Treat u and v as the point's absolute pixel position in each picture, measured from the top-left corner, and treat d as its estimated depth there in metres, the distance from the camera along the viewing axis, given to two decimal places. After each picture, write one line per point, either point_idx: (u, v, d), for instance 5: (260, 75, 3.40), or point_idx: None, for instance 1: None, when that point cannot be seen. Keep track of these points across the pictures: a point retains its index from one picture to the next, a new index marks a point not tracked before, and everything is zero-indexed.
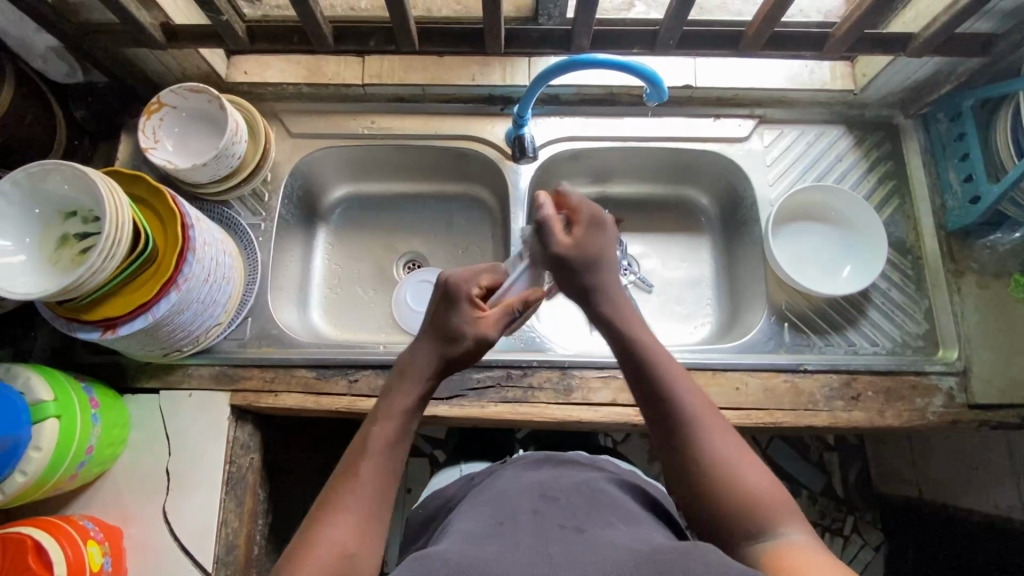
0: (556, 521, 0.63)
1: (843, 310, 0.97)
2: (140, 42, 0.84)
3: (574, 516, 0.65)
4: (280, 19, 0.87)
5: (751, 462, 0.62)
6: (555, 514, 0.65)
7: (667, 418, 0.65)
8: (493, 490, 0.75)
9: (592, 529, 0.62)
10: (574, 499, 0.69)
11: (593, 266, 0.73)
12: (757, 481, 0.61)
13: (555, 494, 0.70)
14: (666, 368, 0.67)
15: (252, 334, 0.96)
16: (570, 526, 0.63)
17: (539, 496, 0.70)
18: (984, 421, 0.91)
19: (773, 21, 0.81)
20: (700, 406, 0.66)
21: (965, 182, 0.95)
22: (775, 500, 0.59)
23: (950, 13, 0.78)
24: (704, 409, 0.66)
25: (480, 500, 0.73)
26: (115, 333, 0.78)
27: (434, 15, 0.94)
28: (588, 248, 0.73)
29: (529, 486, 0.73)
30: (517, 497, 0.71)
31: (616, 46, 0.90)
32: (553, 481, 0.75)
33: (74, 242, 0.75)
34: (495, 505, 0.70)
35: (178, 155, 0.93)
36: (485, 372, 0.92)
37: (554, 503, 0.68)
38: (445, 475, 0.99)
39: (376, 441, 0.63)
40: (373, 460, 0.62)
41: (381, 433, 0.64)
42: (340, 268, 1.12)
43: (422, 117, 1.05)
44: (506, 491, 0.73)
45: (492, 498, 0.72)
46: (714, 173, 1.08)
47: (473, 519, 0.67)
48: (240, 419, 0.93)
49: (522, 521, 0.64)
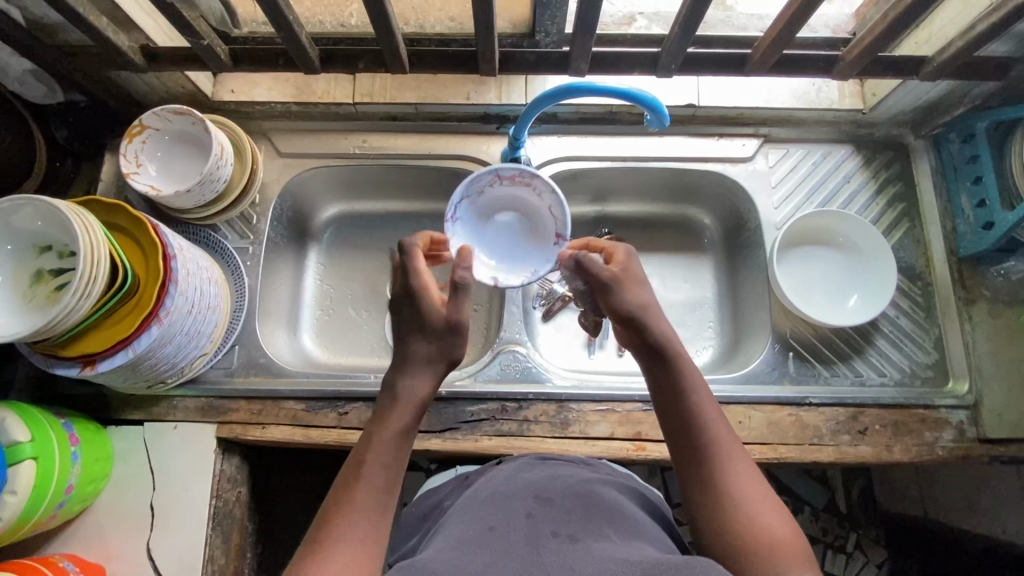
0: (550, 528, 0.60)
1: (850, 339, 0.94)
2: (119, 65, 0.81)
3: (570, 519, 0.62)
4: (262, 39, 0.83)
5: (774, 505, 0.60)
6: (551, 519, 0.62)
7: (693, 445, 0.63)
8: (482, 488, 0.71)
9: (586, 537, 0.59)
10: (568, 500, 0.66)
11: (635, 290, 0.70)
12: (778, 524, 0.58)
13: (549, 495, 0.66)
14: (700, 405, 0.65)
15: (239, 362, 0.93)
16: (564, 533, 0.59)
17: (533, 496, 0.66)
18: (996, 456, 0.87)
19: (780, 44, 0.78)
20: (728, 439, 0.64)
21: (977, 207, 0.92)
22: (792, 548, 0.57)
23: (966, 38, 0.75)
24: (732, 443, 0.63)
25: (474, 497, 0.69)
26: (94, 369, 0.75)
27: (427, 31, 0.90)
28: (623, 275, 0.71)
29: (526, 485, 0.70)
30: (509, 496, 0.67)
31: (616, 69, 0.87)
32: (548, 480, 0.71)
33: (49, 278, 0.72)
34: (489, 503, 0.66)
35: (161, 180, 0.90)
36: (480, 405, 0.89)
37: (548, 505, 0.64)
38: (442, 477, 0.91)
39: (363, 481, 0.60)
40: (358, 504, 0.58)
41: (369, 470, 0.60)
42: (332, 289, 1.08)
43: (416, 136, 1.02)
44: (496, 492, 0.69)
45: (483, 497, 0.68)
46: (717, 193, 1.04)
47: (465, 519, 0.63)
48: (227, 451, 0.90)
49: (515, 524, 0.61)
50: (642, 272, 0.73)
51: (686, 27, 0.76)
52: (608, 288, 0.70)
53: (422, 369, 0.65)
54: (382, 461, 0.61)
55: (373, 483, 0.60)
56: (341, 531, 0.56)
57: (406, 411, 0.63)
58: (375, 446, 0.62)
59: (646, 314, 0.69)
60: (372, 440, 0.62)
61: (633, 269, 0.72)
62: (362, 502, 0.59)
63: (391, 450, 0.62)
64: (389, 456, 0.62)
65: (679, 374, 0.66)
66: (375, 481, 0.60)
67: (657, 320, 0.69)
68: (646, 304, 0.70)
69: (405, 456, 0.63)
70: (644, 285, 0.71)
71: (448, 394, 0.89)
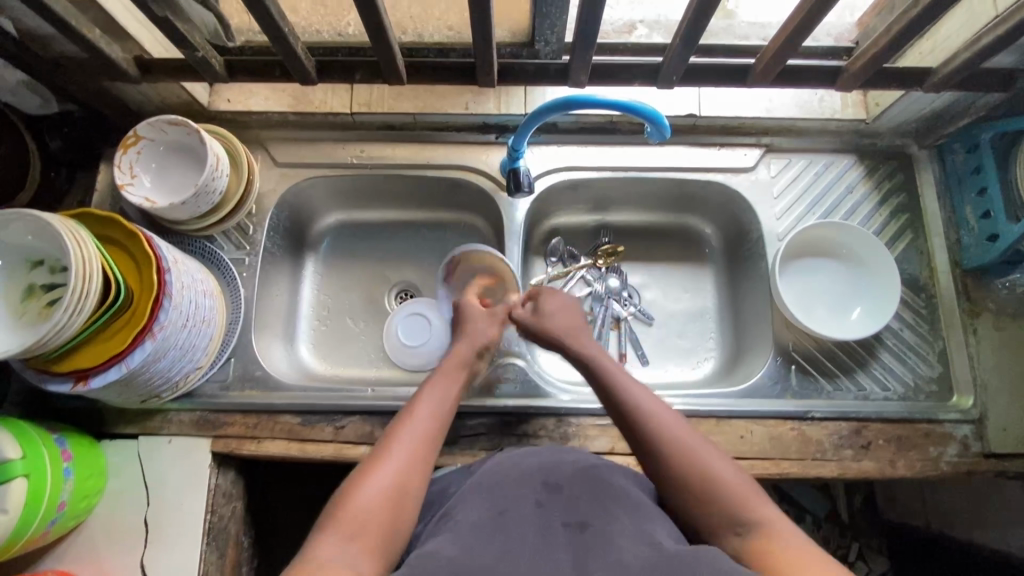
0: (561, 519, 0.59)
1: (854, 352, 0.92)
2: (113, 77, 0.80)
3: (582, 507, 0.60)
4: (260, 48, 0.81)
5: (724, 458, 0.66)
6: (561, 508, 0.60)
7: (639, 428, 0.70)
8: (489, 465, 0.68)
9: (597, 524, 0.58)
10: (577, 484, 0.63)
11: (564, 318, 0.86)
12: (733, 472, 0.64)
13: (558, 480, 0.64)
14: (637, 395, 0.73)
15: (235, 375, 0.92)
16: (576, 523, 0.58)
17: (539, 483, 0.63)
18: (1001, 471, 0.86)
19: (783, 56, 0.77)
20: (667, 412, 0.71)
21: (981, 219, 0.90)
22: (747, 490, 0.62)
23: (973, 48, 0.74)
24: (672, 419, 0.70)
25: (480, 477, 0.66)
26: (86, 385, 0.74)
27: (425, 40, 0.87)
28: (547, 308, 0.87)
29: (532, 464, 0.67)
30: (516, 480, 0.64)
31: (615, 80, 0.87)
32: (554, 459, 0.68)
33: (40, 293, 0.71)
34: (493, 489, 0.63)
35: (156, 191, 0.88)
36: (479, 419, 0.88)
37: (557, 492, 0.62)
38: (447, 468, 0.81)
39: (413, 426, 0.69)
40: (408, 444, 0.67)
41: (418, 419, 0.70)
42: (330, 299, 1.07)
43: (414, 146, 1.01)
44: (501, 470, 0.67)
45: (488, 477, 0.65)
46: (718, 203, 1.03)
47: (473, 502, 0.61)
48: (222, 466, 0.89)
49: (524, 517, 0.59)
50: (568, 302, 0.88)
51: (687, 39, 0.75)
52: (534, 318, 0.86)
53: (465, 337, 0.83)
54: (429, 413, 0.71)
55: (419, 430, 0.68)
56: (391, 460, 0.64)
57: (455, 369, 0.78)
58: (424, 401, 0.72)
59: (574, 335, 0.84)
60: (422, 398, 0.73)
61: (561, 301, 0.88)
62: (410, 442, 0.67)
63: (438, 400, 0.73)
64: (436, 408, 0.72)
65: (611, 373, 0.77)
66: (422, 427, 0.69)
67: (583, 338, 0.84)
68: (572, 327, 0.85)
69: (450, 411, 0.73)
70: (572, 311, 0.88)
71: None
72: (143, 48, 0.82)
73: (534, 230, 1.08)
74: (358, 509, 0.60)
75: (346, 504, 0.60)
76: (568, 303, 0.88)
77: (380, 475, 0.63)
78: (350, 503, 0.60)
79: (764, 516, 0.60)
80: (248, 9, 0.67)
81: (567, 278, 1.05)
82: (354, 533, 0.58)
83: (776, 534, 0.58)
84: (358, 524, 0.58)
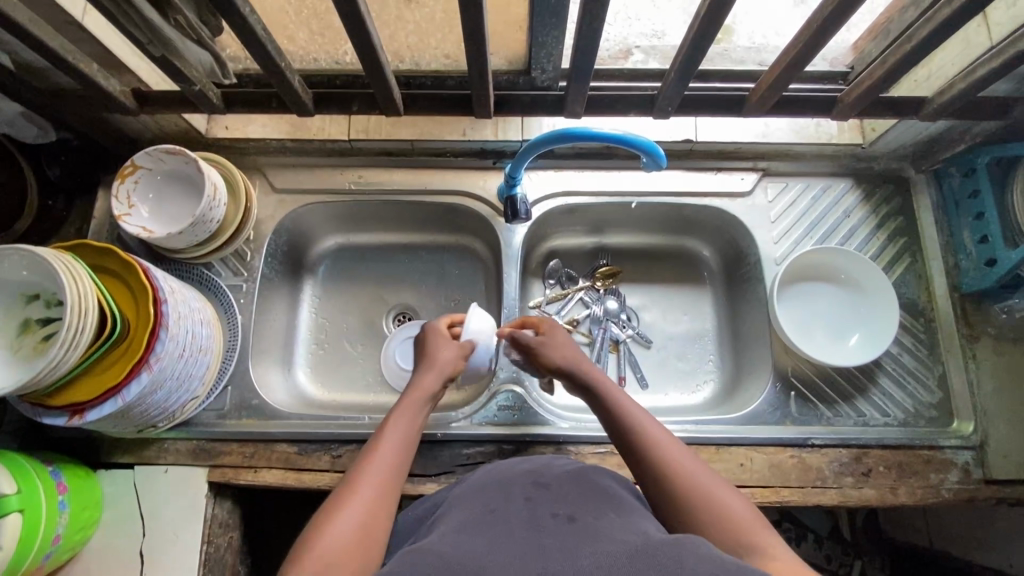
0: (549, 510, 0.55)
1: (852, 377, 0.92)
2: (110, 109, 0.81)
3: (570, 503, 0.56)
4: (257, 78, 0.83)
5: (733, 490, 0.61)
6: (550, 504, 0.56)
7: (641, 451, 0.66)
8: (478, 477, 0.66)
9: (586, 517, 0.54)
10: (566, 484, 0.60)
11: (557, 346, 0.82)
12: (735, 497, 0.60)
13: (547, 481, 0.61)
14: (641, 421, 0.70)
15: (231, 404, 0.91)
16: (564, 515, 0.54)
17: (530, 482, 0.61)
18: (1003, 498, 0.86)
19: (778, 87, 0.78)
20: (673, 442, 0.67)
21: (979, 243, 0.90)
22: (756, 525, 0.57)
23: (968, 80, 0.74)
24: (678, 448, 0.66)
25: (470, 486, 0.63)
26: (82, 418, 0.73)
27: (422, 68, 0.87)
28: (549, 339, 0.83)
29: (523, 471, 0.64)
30: (504, 484, 0.61)
31: (611, 110, 0.88)
32: (544, 466, 0.65)
33: (36, 328, 0.72)
34: (486, 492, 0.61)
35: (154, 221, 0.88)
36: (477, 447, 0.88)
37: (546, 490, 0.59)
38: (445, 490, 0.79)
39: (378, 459, 0.64)
40: (373, 479, 0.62)
41: (384, 449, 0.65)
42: (328, 322, 1.06)
43: (412, 171, 1.01)
44: (490, 479, 0.64)
45: (478, 486, 0.63)
46: (716, 227, 1.03)
47: (462, 507, 0.58)
48: (218, 496, 0.89)
49: (513, 509, 0.56)
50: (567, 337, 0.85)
51: (683, 72, 0.76)
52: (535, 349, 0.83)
53: (433, 365, 0.79)
54: (395, 443, 0.67)
55: (383, 462, 0.64)
56: (355, 498, 0.60)
57: (419, 400, 0.74)
58: (388, 431, 0.68)
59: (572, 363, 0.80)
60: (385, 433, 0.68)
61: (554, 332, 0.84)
62: (375, 475, 0.63)
63: (405, 429, 0.69)
64: (403, 437, 0.68)
65: (604, 399, 0.74)
66: (388, 458, 0.65)
67: (582, 363, 0.80)
68: (570, 355, 0.81)
69: (414, 445, 0.69)
70: (566, 340, 0.83)
71: (444, 436, 0.88)
72: (141, 79, 0.82)
73: (533, 253, 1.08)
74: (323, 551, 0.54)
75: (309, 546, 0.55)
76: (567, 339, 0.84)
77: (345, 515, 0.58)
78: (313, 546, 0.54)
79: (767, 543, 0.55)
80: (245, 47, 0.67)
81: (565, 300, 1.06)
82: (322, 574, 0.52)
83: (779, 559, 0.53)
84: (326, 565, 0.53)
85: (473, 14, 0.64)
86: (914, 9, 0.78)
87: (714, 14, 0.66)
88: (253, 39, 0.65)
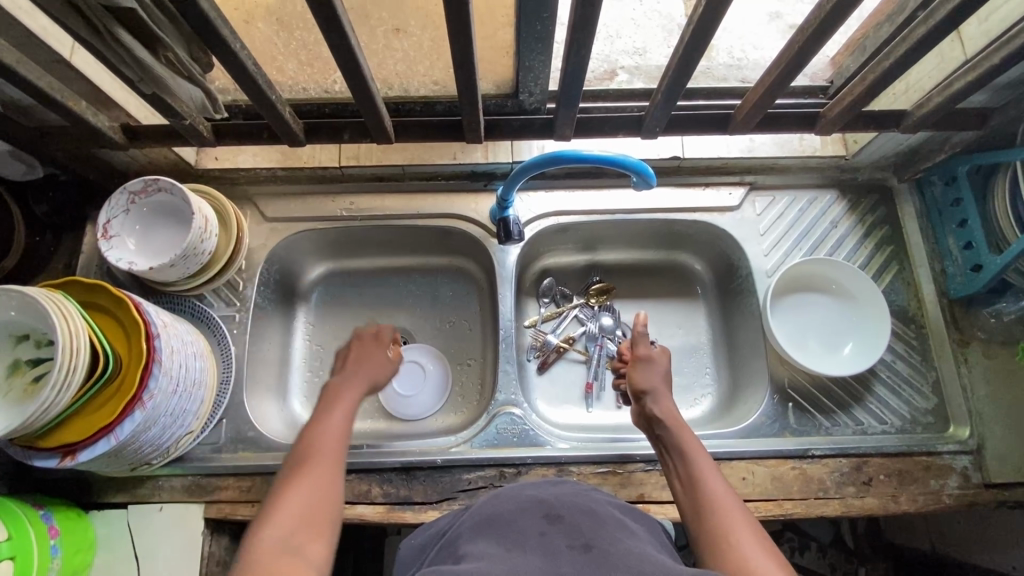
0: (565, 541, 0.55)
1: (848, 387, 0.93)
2: (98, 144, 0.81)
3: (586, 532, 0.57)
4: (247, 109, 0.84)
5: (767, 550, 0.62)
6: (565, 535, 0.56)
7: (692, 488, 0.71)
8: (487, 501, 0.65)
9: (601, 544, 0.55)
10: (580, 514, 0.60)
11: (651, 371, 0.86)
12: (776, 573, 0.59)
13: (559, 510, 0.60)
14: (697, 463, 0.73)
15: (226, 437, 0.90)
16: (580, 545, 0.55)
17: (544, 512, 0.60)
18: (1002, 501, 0.86)
19: (761, 107, 0.80)
20: (718, 484, 0.70)
21: (964, 249, 0.92)
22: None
23: (944, 94, 0.76)
24: (725, 496, 0.68)
25: (481, 516, 0.62)
26: (74, 459, 0.71)
27: (411, 95, 0.88)
28: (646, 361, 0.88)
29: (537, 498, 0.63)
30: (517, 512, 0.61)
31: (599, 132, 0.89)
32: (556, 492, 0.65)
33: (26, 369, 0.71)
34: (497, 521, 0.60)
35: (136, 252, 0.87)
36: (478, 472, 0.87)
37: (558, 520, 0.58)
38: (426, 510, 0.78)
39: (313, 448, 0.72)
40: (313, 463, 0.70)
41: (322, 439, 0.74)
42: (322, 349, 1.05)
43: (403, 196, 1.02)
44: (503, 503, 0.63)
45: (489, 515, 0.62)
46: (706, 241, 1.04)
47: (475, 540, 0.57)
48: (216, 531, 0.88)
49: (528, 544, 0.55)
50: (659, 366, 0.88)
51: (669, 95, 0.78)
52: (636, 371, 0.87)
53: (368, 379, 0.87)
54: (332, 434, 0.75)
55: (319, 449, 0.72)
56: (307, 476, 0.68)
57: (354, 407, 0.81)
58: (323, 419, 0.77)
59: (654, 391, 0.84)
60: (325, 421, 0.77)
61: (656, 360, 0.88)
62: (316, 457, 0.71)
63: (353, 407, 0.81)
64: (349, 416, 0.79)
65: (678, 439, 0.76)
66: (320, 448, 0.72)
67: (665, 399, 0.83)
68: (653, 384, 0.85)
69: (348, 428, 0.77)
70: (657, 373, 0.87)
71: (444, 462, 0.87)
72: (129, 114, 0.83)
73: (526, 273, 1.08)
74: (281, 535, 0.61)
75: (264, 527, 0.62)
76: (657, 369, 0.87)
77: (289, 501, 0.65)
78: (267, 531, 0.62)
79: None
80: (236, 82, 0.68)
81: (560, 318, 1.06)
82: (287, 552, 0.60)
83: None
84: (288, 546, 0.60)
85: (463, 44, 0.65)
86: (889, 26, 0.80)
87: (698, 39, 0.67)
88: (244, 74, 0.65)
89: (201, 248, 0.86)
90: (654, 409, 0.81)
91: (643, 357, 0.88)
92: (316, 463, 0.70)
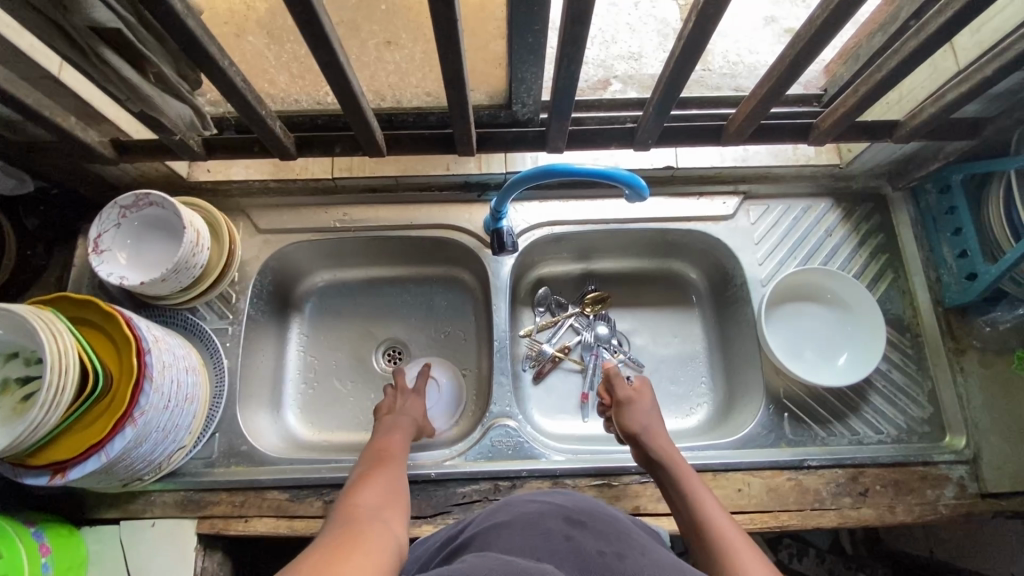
0: (594, 547, 0.55)
1: (844, 397, 0.93)
2: (88, 160, 0.81)
3: (614, 541, 0.57)
4: (237, 122, 0.84)
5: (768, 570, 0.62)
6: (592, 541, 0.56)
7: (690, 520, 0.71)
8: (507, 509, 0.65)
9: (633, 554, 0.55)
10: (601, 526, 0.60)
11: (635, 411, 0.86)
12: None
13: (580, 520, 0.60)
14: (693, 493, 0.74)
15: (219, 452, 0.89)
16: (611, 552, 0.55)
17: (564, 520, 0.60)
18: (999, 511, 0.86)
19: (754, 118, 0.80)
20: (717, 514, 0.70)
21: (959, 258, 0.92)
22: None
23: (937, 105, 0.76)
24: (725, 523, 0.69)
25: (493, 522, 0.62)
26: (65, 477, 0.71)
27: (404, 105, 0.87)
28: (629, 402, 0.87)
29: (551, 507, 0.63)
30: (538, 518, 0.60)
31: (593, 142, 0.90)
32: (563, 504, 0.64)
33: (15, 388, 0.70)
34: (521, 525, 0.59)
35: (128, 266, 0.86)
36: (472, 485, 0.87)
37: (584, 529, 0.58)
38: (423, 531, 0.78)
39: (385, 450, 0.81)
40: (387, 461, 0.78)
41: (390, 444, 0.82)
42: (316, 361, 1.05)
43: (397, 206, 1.01)
44: (525, 511, 0.63)
45: (510, 520, 0.61)
46: (701, 250, 1.04)
47: (502, 540, 0.56)
48: (208, 547, 0.87)
49: (557, 546, 0.55)
50: (645, 400, 0.88)
51: (659, 108, 0.78)
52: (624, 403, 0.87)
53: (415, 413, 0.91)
54: (398, 442, 0.83)
55: (389, 451, 0.81)
56: (382, 469, 0.76)
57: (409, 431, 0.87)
58: (389, 427, 0.86)
59: (645, 430, 0.83)
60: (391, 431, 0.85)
61: (637, 399, 0.87)
62: (386, 457, 0.79)
63: (411, 429, 0.87)
64: (410, 434, 0.86)
65: (672, 476, 0.77)
66: (390, 451, 0.81)
67: (658, 436, 0.82)
68: (644, 424, 0.84)
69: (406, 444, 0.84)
70: (642, 410, 0.86)
71: (438, 476, 0.86)
72: (120, 129, 0.82)
73: (521, 282, 1.08)
74: (371, 504, 0.68)
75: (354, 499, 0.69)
76: (641, 407, 0.86)
77: (371, 484, 0.72)
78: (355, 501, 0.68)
79: None
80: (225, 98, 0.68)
81: (556, 326, 1.06)
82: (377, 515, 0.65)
83: None
84: (371, 513, 0.65)
85: (453, 58, 0.65)
86: (881, 36, 0.80)
87: (689, 53, 0.67)
88: (233, 91, 0.65)
89: (201, 258, 0.86)
90: (648, 449, 0.80)
91: (625, 400, 0.87)
92: (385, 463, 0.78)
